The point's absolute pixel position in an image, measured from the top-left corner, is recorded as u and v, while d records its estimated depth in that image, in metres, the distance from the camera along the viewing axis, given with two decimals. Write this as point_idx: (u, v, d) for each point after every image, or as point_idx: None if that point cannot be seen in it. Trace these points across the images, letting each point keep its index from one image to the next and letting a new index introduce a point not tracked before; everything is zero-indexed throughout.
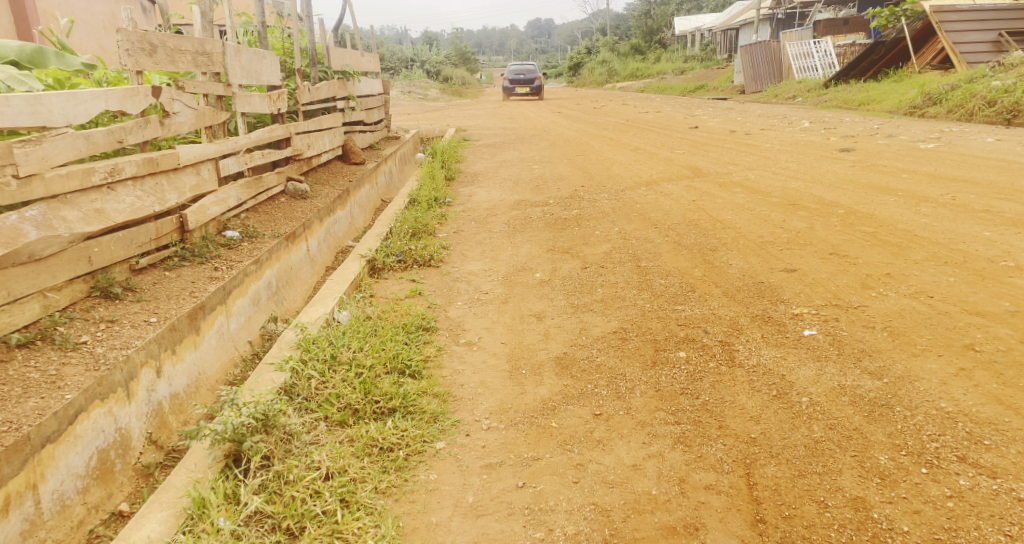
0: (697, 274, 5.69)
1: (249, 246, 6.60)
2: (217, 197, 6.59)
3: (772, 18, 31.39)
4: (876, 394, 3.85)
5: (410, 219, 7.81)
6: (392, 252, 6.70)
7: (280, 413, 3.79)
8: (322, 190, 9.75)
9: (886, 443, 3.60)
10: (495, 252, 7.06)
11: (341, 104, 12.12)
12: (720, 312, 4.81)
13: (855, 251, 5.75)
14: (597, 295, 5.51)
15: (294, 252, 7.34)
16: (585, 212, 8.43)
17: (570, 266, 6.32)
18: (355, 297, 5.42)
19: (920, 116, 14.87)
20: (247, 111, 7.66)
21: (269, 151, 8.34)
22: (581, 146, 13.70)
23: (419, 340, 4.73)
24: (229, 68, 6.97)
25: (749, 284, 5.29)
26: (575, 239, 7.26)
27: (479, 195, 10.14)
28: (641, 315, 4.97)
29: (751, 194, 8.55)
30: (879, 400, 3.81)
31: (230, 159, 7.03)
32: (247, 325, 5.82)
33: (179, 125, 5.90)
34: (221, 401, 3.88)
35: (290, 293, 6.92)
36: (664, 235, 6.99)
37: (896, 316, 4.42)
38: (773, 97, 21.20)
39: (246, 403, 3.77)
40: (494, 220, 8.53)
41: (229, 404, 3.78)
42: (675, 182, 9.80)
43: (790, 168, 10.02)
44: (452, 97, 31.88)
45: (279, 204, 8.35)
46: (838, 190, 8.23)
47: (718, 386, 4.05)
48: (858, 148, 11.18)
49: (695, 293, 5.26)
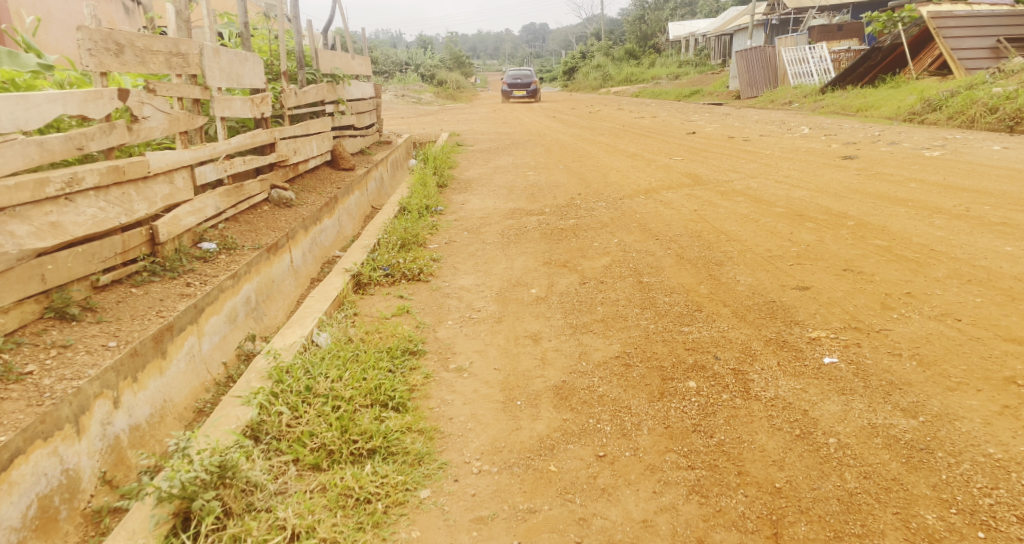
0: (703, 290, 5.34)
1: (227, 259, 6.23)
2: (192, 207, 6.23)
3: (766, 24, 31.14)
4: (913, 435, 3.51)
5: (399, 229, 7.44)
6: (380, 266, 6.33)
7: (238, 462, 3.43)
8: (308, 197, 9.38)
9: (932, 499, 3.25)
10: (488, 265, 6.69)
11: (330, 108, 11.75)
12: (730, 334, 4.45)
13: (871, 266, 5.39)
14: (597, 314, 5.14)
15: (276, 264, 6.97)
16: (582, 222, 8.06)
17: (568, 282, 5.95)
18: (337, 316, 5.04)
19: (920, 123, 14.55)
20: (227, 115, 7.30)
21: (251, 157, 7.97)
22: (577, 151, 13.35)
23: (405, 366, 4.36)
24: (205, 70, 6.61)
25: (761, 302, 4.94)
26: (573, 252, 6.90)
27: (472, 203, 9.78)
28: (644, 337, 4.61)
29: (755, 203, 8.19)
30: (917, 444, 3.47)
31: (207, 166, 6.68)
32: (223, 344, 5.45)
33: (150, 130, 5.55)
34: (171, 450, 3.52)
35: (272, 308, 6.56)
36: (667, 248, 6.63)
37: (923, 342, 4.07)
38: (770, 103, 20.90)
39: (199, 453, 3.42)
40: (487, 230, 8.15)
41: (179, 454, 3.44)
42: (675, 190, 9.45)
43: (793, 176, 9.66)
44: (447, 101, 31.54)
45: (261, 213, 7.98)
46: (846, 199, 7.88)
47: (734, 424, 3.69)
48: (861, 155, 10.84)
49: (702, 313, 4.91)
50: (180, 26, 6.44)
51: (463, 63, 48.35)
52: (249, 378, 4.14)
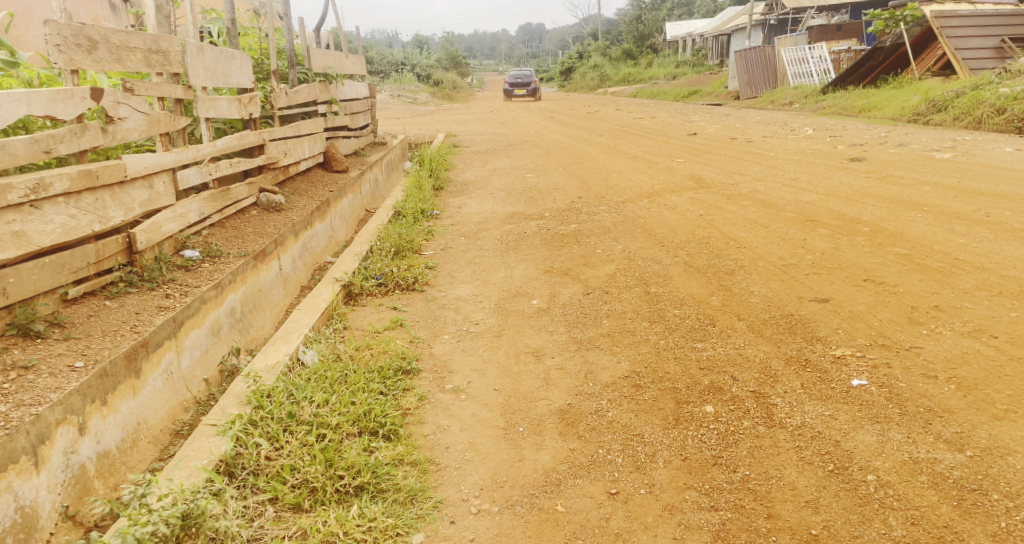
0: (715, 303, 5.03)
1: (210, 268, 5.92)
2: (173, 213, 5.92)
3: (764, 25, 30.86)
4: (961, 473, 3.22)
5: (393, 235, 7.12)
6: (372, 274, 6.02)
7: (206, 510, 3.13)
8: (299, 201, 9.06)
9: None
10: (487, 274, 6.37)
11: (323, 108, 11.44)
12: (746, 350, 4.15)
13: (894, 276, 5.08)
14: (603, 329, 4.83)
15: (263, 272, 6.65)
16: (584, 228, 7.75)
17: (570, 293, 5.64)
18: (325, 331, 4.72)
19: (926, 124, 14.27)
20: (212, 116, 6.98)
21: (239, 160, 7.65)
22: (576, 153, 13.05)
23: (396, 387, 4.04)
24: (188, 68, 6.30)
25: (777, 316, 4.63)
26: (574, 259, 6.59)
27: (469, 207, 9.48)
28: (654, 355, 4.30)
29: (763, 208, 7.88)
30: (967, 483, 3.18)
31: (190, 170, 6.36)
32: (204, 360, 5.14)
33: (127, 131, 5.25)
34: (127, 495, 3.20)
35: (259, 318, 6.26)
36: (674, 256, 6.32)
37: (960, 362, 3.78)
38: (769, 104, 20.63)
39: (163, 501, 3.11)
40: (485, 236, 7.83)
41: (138, 501, 3.13)
42: (678, 194, 9.14)
43: (800, 179, 9.35)
44: (444, 102, 31.26)
45: (249, 218, 7.66)
46: (858, 204, 7.58)
47: (759, 457, 3.40)
48: (869, 157, 10.53)
49: (714, 328, 4.60)
50: (161, 22, 6.14)
51: (460, 64, 48.01)
52: (226, 402, 3.82)
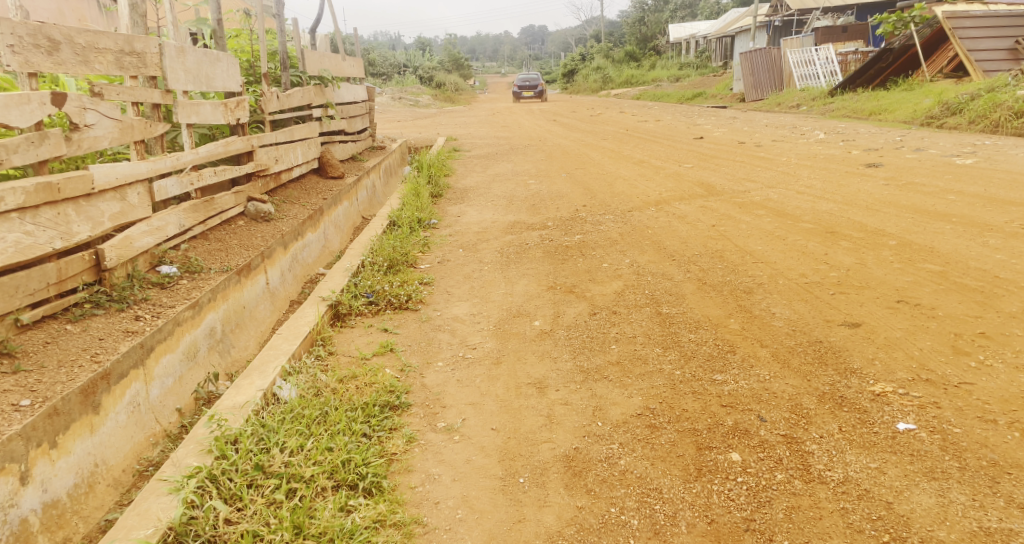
0: (735, 326, 4.61)
1: (188, 285, 5.52)
2: (150, 226, 5.51)
3: (767, 27, 30.44)
4: None
5: (388, 247, 6.72)
6: (361, 292, 5.62)
7: None
8: (290, 210, 8.66)
9: None
10: (486, 291, 5.96)
11: (318, 112, 11.05)
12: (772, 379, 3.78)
13: (929, 298, 4.66)
14: (611, 356, 4.42)
15: (248, 288, 6.27)
16: (588, 239, 7.32)
17: (576, 314, 5.23)
18: (308, 360, 4.30)
19: (939, 127, 13.83)
20: (195, 121, 6.58)
21: (224, 167, 7.26)
22: (580, 158, 12.64)
23: (381, 427, 3.69)
24: (167, 71, 5.88)
25: (800, 341, 4.24)
26: (580, 275, 6.17)
27: (469, 215, 9.09)
28: (669, 385, 3.93)
29: (778, 218, 7.45)
30: None
31: (170, 180, 5.95)
32: (177, 389, 4.73)
33: (95, 139, 4.83)
34: None
35: (242, 338, 5.89)
36: (685, 271, 5.91)
37: (1019, 404, 3.44)
38: (775, 106, 20.18)
39: None
40: (485, 248, 7.41)
41: None
42: (687, 202, 8.71)
43: (815, 186, 8.92)
44: (445, 104, 30.80)
45: (235, 229, 7.26)
46: (879, 213, 7.16)
47: (797, 520, 3.05)
48: (886, 163, 10.08)
49: (733, 355, 4.21)
50: (135, 22, 5.67)
51: (461, 65, 47.62)
52: (187, 448, 3.47)
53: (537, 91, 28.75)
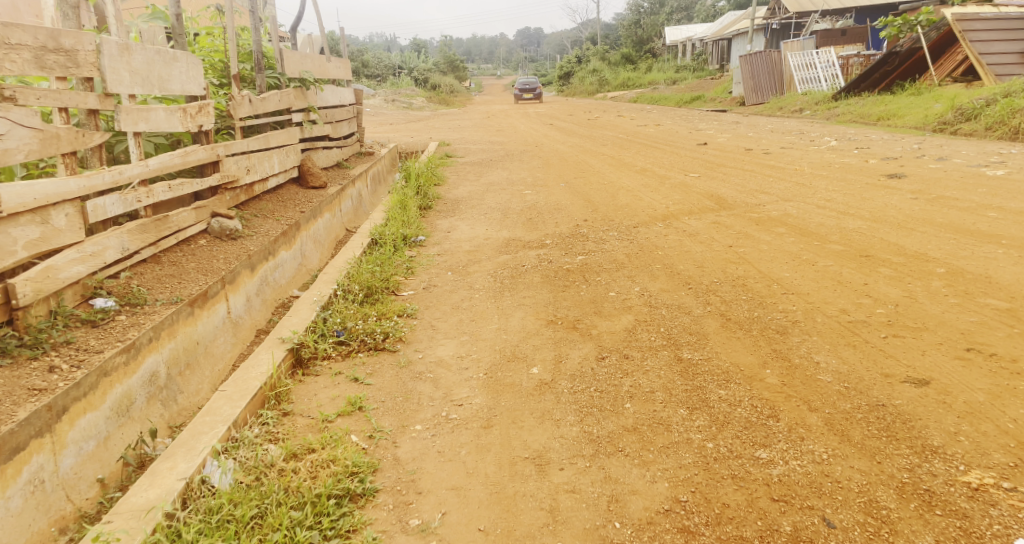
0: (775, 373, 3.86)
1: (126, 323, 4.81)
2: (80, 253, 4.85)
3: (766, 29, 29.70)
4: None
5: (366, 274, 5.98)
6: (330, 330, 4.87)
7: None
8: (262, 225, 7.90)
9: None
10: (475, 327, 5.19)
11: (298, 117, 10.27)
12: (828, 456, 3.24)
13: (1005, 346, 3.89)
14: (627, 419, 3.64)
15: (205, 321, 5.55)
16: (591, 260, 6.56)
17: (580, 359, 4.46)
18: (251, 433, 3.55)
19: (955, 134, 13.03)
20: (145, 129, 5.92)
21: (183, 181, 6.51)
22: (578, 166, 11.86)
23: (335, 530, 3.12)
24: (105, 72, 5.26)
25: (849, 391, 3.60)
26: (584, 307, 5.40)
27: (460, 230, 8.32)
28: (701, 454, 3.34)
29: (802, 237, 6.66)
30: None
31: (109, 198, 5.30)
32: (105, 452, 4.06)
33: (6, 151, 4.40)
34: None
35: (193, 380, 5.18)
36: (705, 304, 5.14)
37: None
38: (778, 110, 19.43)
39: None
40: (477, 270, 6.65)
41: None
42: (697, 217, 7.94)
43: (837, 200, 8.10)
44: (440, 106, 30.06)
45: (195, 249, 6.49)
46: (915, 232, 6.38)
47: None
48: (909, 173, 9.25)
49: (766, 408, 3.56)
50: (66, 15, 5.09)
51: (457, 66, 46.85)
52: None
53: (536, 92, 28.05)
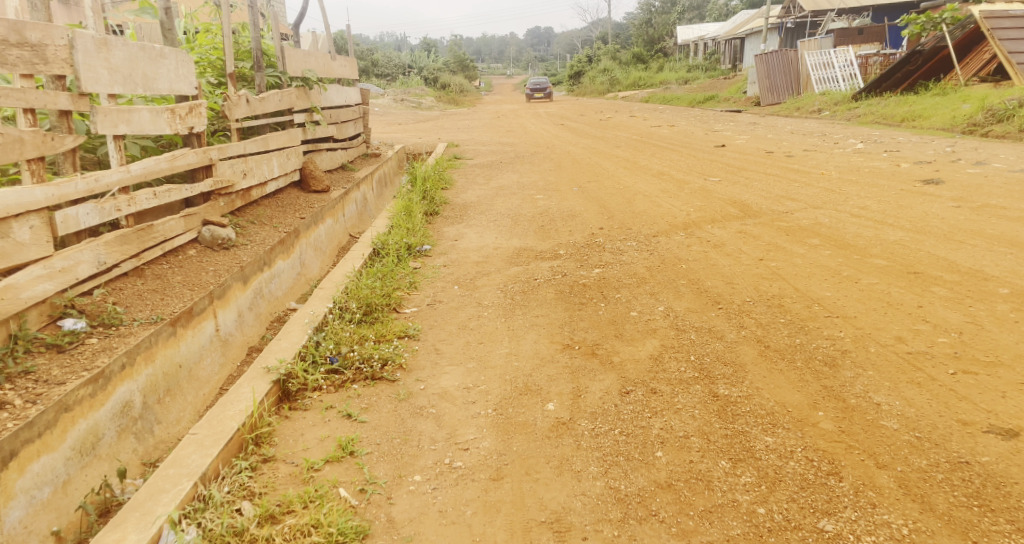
0: (830, 410, 3.46)
1: (97, 348, 4.35)
2: (45, 269, 4.43)
3: (782, 28, 29.10)
4: None
5: (366, 290, 5.51)
6: (323, 357, 4.37)
7: None
8: (257, 232, 7.42)
9: None
10: (484, 352, 4.69)
11: (300, 118, 9.80)
12: (910, 532, 2.92)
13: None
14: (660, 473, 3.26)
15: (189, 342, 5.09)
16: (609, 274, 6.06)
17: (602, 394, 3.96)
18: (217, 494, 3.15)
19: (986, 136, 12.44)
20: (127, 132, 5.45)
21: (171, 187, 6.04)
22: (592, 169, 11.35)
23: None
24: (80, 71, 4.80)
25: (921, 441, 3.26)
26: (603, 329, 4.90)
27: (469, 238, 7.83)
28: (752, 523, 3.01)
29: (839, 249, 6.14)
30: None
31: (83, 207, 4.83)
32: (64, 498, 3.68)
33: None
34: None
35: (173, 408, 4.70)
36: (739, 328, 4.64)
37: None
38: (795, 110, 18.85)
39: None
40: (486, 283, 6.16)
41: None
42: (721, 226, 7.42)
43: (872, 208, 7.58)
44: (448, 106, 29.55)
45: (183, 260, 6.02)
46: (965, 245, 5.85)
47: None
48: (947, 178, 8.70)
49: (823, 462, 3.22)
50: (33, 5, 4.65)
51: (466, 66, 46.34)
52: None
53: (546, 91, 27.56)
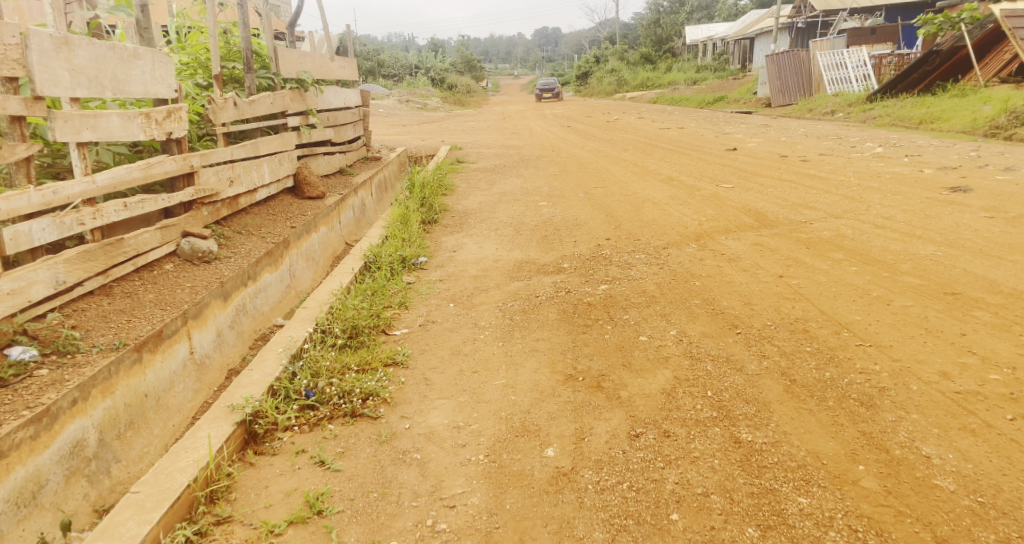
0: (871, 465, 3.23)
1: (45, 382, 3.97)
2: None
3: (792, 28, 28.57)
4: None
5: (353, 310, 5.06)
6: (298, 391, 3.95)
7: None
8: (243, 243, 6.96)
9: None
10: (477, 383, 4.23)
11: (293, 121, 9.35)
12: None
13: None
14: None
15: (159, 370, 4.62)
16: (616, 291, 5.61)
17: (608, 437, 3.54)
18: None
19: (1010, 139, 11.93)
20: (92, 138, 5.03)
21: (148, 198, 5.60)
22: (598, 174, 10.90)
23: None
24: (35, 74, 4.49)
25: (985, 507, 3.05)
26: (609, 357, 4.44)
27: (469, 249, 7.40)
28: None
29: (866, 265, 5.68)
30: None
31: (37, 222, 4.46)
32: None
33: None
34: None
35: (135, 443, 4.22)
36: (760, 357, 4.18)
37: None
38: (808, 112, 18.34)
39: None
40: (484, 301, 5.71)
41: None
42: (735, 237, 6.96)
43: (897, 218, 7.11)
44: (453, 107, 29.08)
45: (158, 276, 5.52)
46: (1004, 262, 5.38)
47: None
48: (974, 186, 8.21)
49: (870, 534, 3.00)
50: None
51: (473, 66, 45.88)
52: None
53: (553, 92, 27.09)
